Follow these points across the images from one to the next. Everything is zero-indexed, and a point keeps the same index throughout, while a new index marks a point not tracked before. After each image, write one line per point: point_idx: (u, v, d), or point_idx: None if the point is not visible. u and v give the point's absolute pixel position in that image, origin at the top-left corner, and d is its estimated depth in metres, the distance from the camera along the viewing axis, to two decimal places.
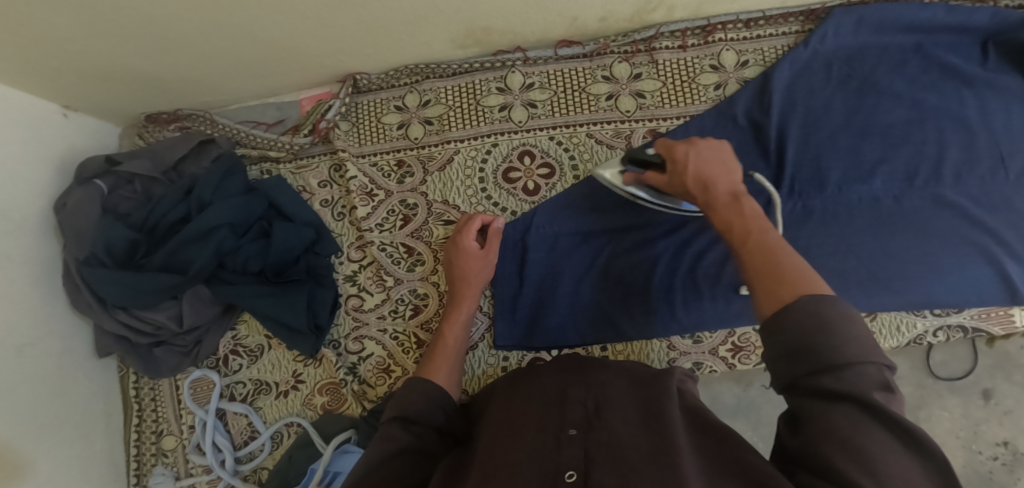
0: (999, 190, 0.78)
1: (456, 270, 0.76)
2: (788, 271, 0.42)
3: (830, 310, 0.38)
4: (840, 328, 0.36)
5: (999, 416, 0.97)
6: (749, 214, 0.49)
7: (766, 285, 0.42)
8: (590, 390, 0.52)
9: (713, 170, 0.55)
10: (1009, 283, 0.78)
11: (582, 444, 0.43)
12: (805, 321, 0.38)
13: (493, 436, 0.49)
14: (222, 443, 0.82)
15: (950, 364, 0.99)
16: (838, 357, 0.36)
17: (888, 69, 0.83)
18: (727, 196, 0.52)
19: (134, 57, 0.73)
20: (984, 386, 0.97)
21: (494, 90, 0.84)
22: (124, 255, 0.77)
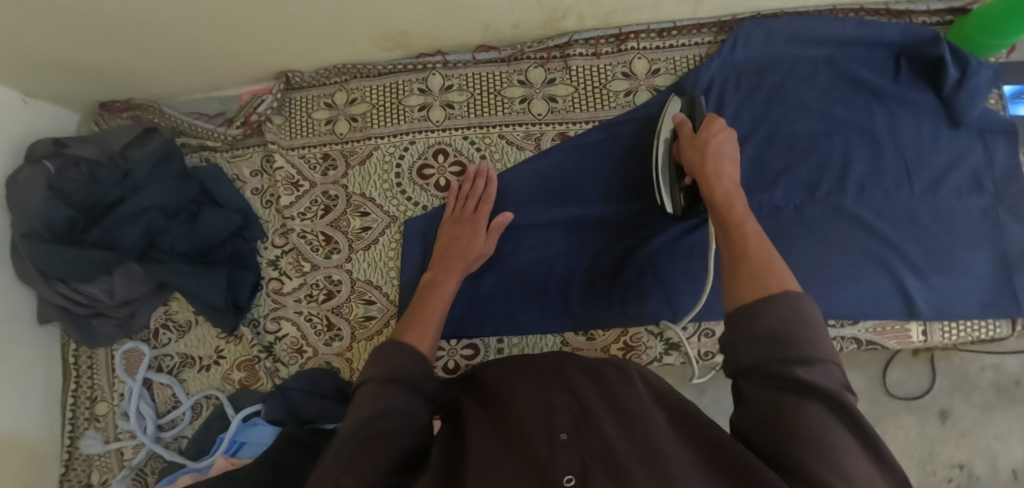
0: (903, 204, 0.79)
1: (456, 245, 0.77)
2: (766, 254, 0.48)
3: (810, 307, 0.42)
4: (802, 328, 0.41)
5: (956, 437, 0.97)
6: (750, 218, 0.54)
7: (750, 266, 0.48)
8: (572, 396, 0.48)
9: (727, 153, 0.63)
10: (907, 296, 0.78)
11: (576, 450, 0.39)
12: (789, 314, 0.41)
13: (483, 440, 0.45)
14: (145, 411, 0.88)
15: (906, 383, 1.00)
16: (815, 353, 0.39)
17: (798, 82, 0.84)
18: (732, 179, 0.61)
19: (77, 50, 0.80)
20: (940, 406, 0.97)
21: (415, 91, 0.89)
22: (63, 231, 0.83)
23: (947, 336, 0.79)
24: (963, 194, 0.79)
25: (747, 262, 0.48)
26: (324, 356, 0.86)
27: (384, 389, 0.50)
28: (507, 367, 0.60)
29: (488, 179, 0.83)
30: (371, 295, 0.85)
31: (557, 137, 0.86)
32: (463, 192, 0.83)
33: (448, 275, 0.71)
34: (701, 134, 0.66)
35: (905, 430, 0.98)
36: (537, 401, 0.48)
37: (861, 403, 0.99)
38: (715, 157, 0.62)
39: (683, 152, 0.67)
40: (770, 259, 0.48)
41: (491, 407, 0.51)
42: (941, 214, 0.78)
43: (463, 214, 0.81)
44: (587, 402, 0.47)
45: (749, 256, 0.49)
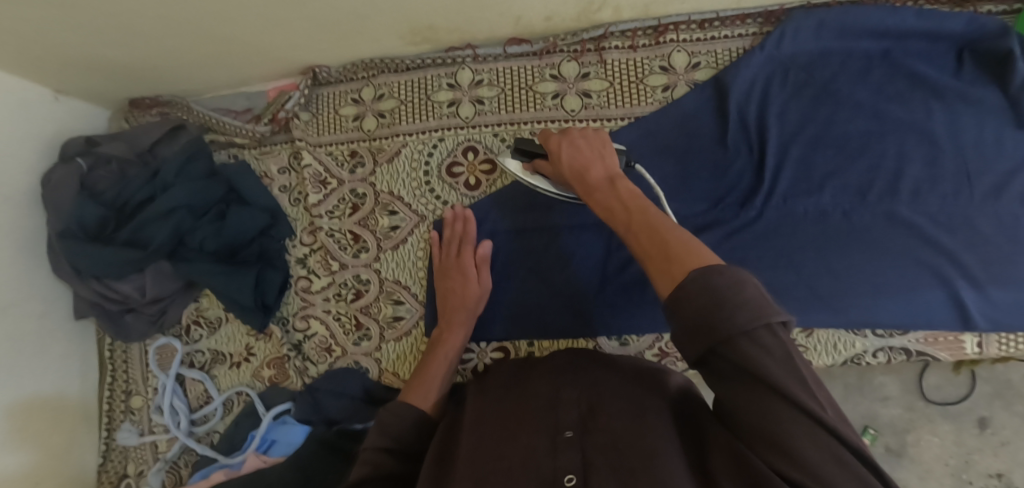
0: (963, 211, 0.75)
1: (451, 297, 0.77)
2: (662, 236, 0.44)
3: (719, 277, 0.36)
4: (730, 301, 0.34)
5: (996, 446, 0.94)
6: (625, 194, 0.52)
7: (654, 262, 0.43)
8: (583, 389, 0.53)
9: (589, 155, 0.61)
10: (963, 307, 0.74)
11: (580, 447, 0.45)
12: (704, 295, 0.36)
13: (486, 433, 0.50)
14: (178, 406, 0.89)
15: (944, 389, 0.97)
16: (740, 321, 0.34)
17: (851, 78, 0.80)
18: (600, 184, 0.57)
19: (108, 49, 0.79)
20: (980, 414, 0.95)
21: (444, 87, 0.86)
22: (95, 230, 0.84)
23: (1003, 349, 0.75)
24: None
25: (648, 257, 0.43)
26: (353, 356, 0.85)
27: (379, 456, 0.55)
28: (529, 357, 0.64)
29: (466, 219, 0.81)
30: (400, 295, 0.84)
31: None
32: (445, 238, 0.81)
33: (451, 331, 0.75)
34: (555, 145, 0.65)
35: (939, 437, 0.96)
36: (545, 397, 0.53)
37: (894, 408, 0.98)
38: (580, 164, 0.60)
39: (559, 180, 0.66)
40: (672, 236, 0.43)
41: (501, 397, 0.55)
42: (1005, 222, 0.73)
43: (449, 260, 0.79)
44: (597, 398, 0.51)
45: (657, 235, 0.44)
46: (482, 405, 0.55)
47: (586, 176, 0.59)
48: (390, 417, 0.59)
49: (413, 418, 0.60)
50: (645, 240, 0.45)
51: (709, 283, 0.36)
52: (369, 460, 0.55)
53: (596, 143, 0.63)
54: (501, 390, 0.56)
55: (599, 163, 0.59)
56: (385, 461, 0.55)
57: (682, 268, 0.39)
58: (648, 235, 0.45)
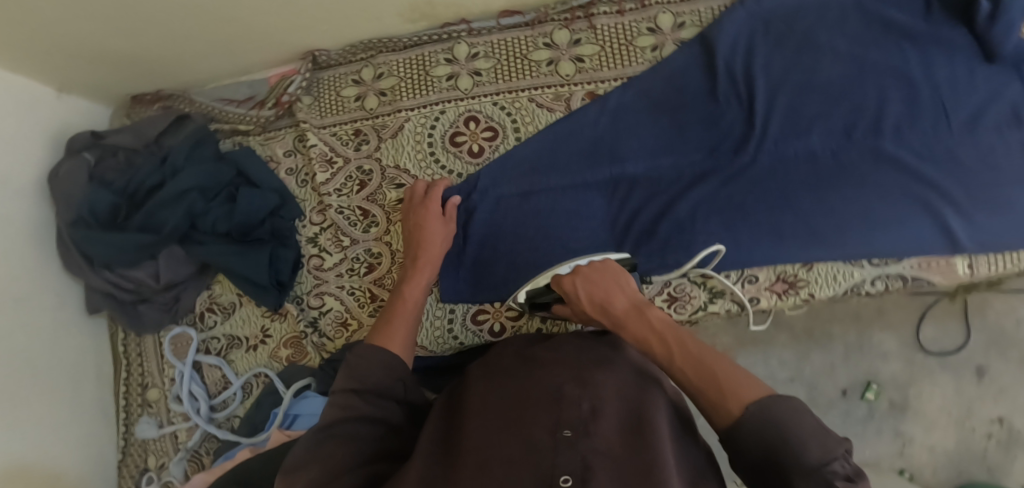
0: (943, 143, 0.78)
1: (418, 240, 0.77)
2: (714, 372, 0.46)
3: (779, 407, 0.41)
4: (796, 429, 0.39)
5: (995, 393, 1.08)
6: (656, 321, 0.54)
7: (710, 397, 0.46)
8: (584, 385, 0.50)
9: (613, 284, 0.60)
10: (950, 232, 0.78)
11: (579, 449, 0.42)
12: (777, 423, 0.40)
13: (488, 424, 0.48)
14: (197, 393, 0.90)
15: (942, 340, 1.10)
16: (817, 450, 0.38)
17: (827, 26, 0.84)
18: (627, 314, 0.56)
19: (113, 37, 0.82)
20: (977, 363, 1.08)
21: (442, 61, 0.89)
22: (108, 218, 0.86)
23: (993, 268, 0.79)
24: (1003, 130, 0.78)
25: (707, 394, 0.46)
26: (370, 328, 0.86)
27: (350, 400, 0.52)
28: (529, 346, 0.63)
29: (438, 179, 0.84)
30: None
31: (587, 96, 0.86)
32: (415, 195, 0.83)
33: (418, 271, 0.72)
34: (576, 276, 0.63)
35: (940, 389, 1.10)
36: (547, 391, 0.50)
37: (895, 363, 1.11)
38: (601, 296, 0.60)
39: (580, 317, 0.65)
40: (725, 375, 0.46)
41: (500, 390, 0.53)
42: (983, 152, 0.77)
43: (419, 212, 0.81)
44: (598, 396, 0.49)
45: (702, 364, 0.48)
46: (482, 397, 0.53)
47: (611, 309, 0.58)
48: (370, 360, 0.54)
49: (383, 362, 0.55)
50: (693, 373, 0.48)
51: (777, 412, 0.41)
52: (341, 405, 0.51)
53: (609, 273, 0.63)
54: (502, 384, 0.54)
55: (622, 294, 0.59)
56: (359, 406, 0.51)
57: (735, 403, 0.43)
58: (696, 369, 0.48)
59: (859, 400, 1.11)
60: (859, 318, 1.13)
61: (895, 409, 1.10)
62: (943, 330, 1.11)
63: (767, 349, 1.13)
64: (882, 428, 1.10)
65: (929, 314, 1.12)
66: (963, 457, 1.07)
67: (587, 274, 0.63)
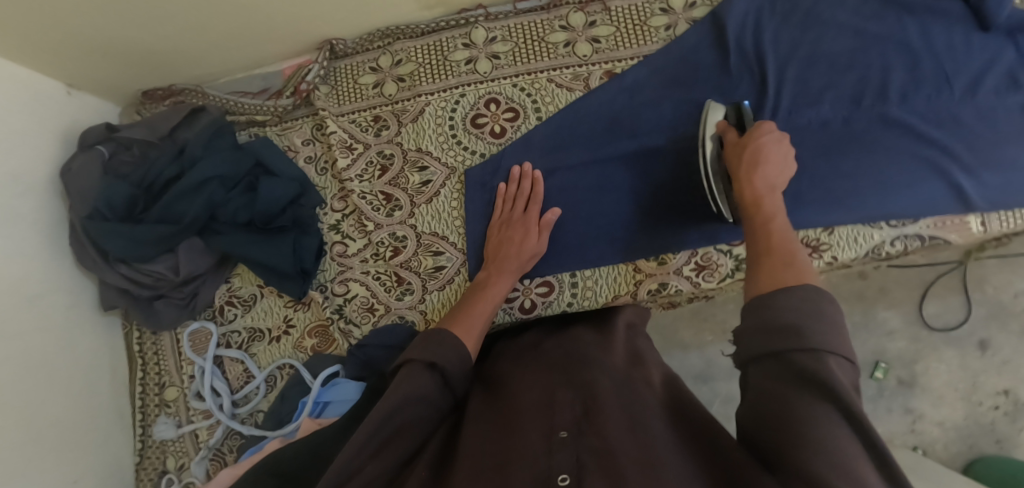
0: (946, 107, 0.83)
1: (504, 245, 0.79)
2: (790, 254, 0.51)
3: (817, 303, 0.43)
4: (812, 316, 0.42)
5: (998, 366, 1.11)
6: (770, 205, 0.59)
7: (769, 263, 0.51)
8: (575, 395, 0.55)
9: (771, 157, 0.64)
10: (961, 192, 0.82)
11: (573, 447, 0.46)
12: (802, 307, 0.42)
13: (488, 432, 0.53)
14: (220, 388, 0.87)
15: (944, 315, 1.13)
16: (821, 342, 0.40)
17: (831, 2, 0.88)
18: (765, 190, 0.61)
19: (129, 28, 0.80)
20: (980, 337, 1.11)
21: (460, 46, 0.91)
22: (125, 210, 0.84)
23: (1005, 223, 0.82)
24: (1002, 92, 0.82)
25: (769, 257, 0.52)
26: (397, 311, 0.86)
27: (416, 372, 0.57)
28: (521, 359, 0.69)
29: (534, 180, 0.83)
30: (438, 247, 0.86)
31: (604, 76, 0.88)
32: (511, 194, 0.83)
33: (500, 276, 0.76)
34: (746, 138, 0.67)
35: (946, 363, 1.13)
36: (540, 401, 0.55)
37: (902, 341, 1.14)
38: (754, 163, 0.63)
39: (719, 158, 0.71)
40: (792, 254, 0.51)
41: (493, 406, 0.58)
42: (986, 113, 0.82)
43: (515, 215, 0.82)
44: (591, 401, 0.53)
45: (772, 252, 0.53)
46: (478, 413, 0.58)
47: (755, 171, 0.62)
48: (440, 346, 0.60)
49: (449, 356, 0.60)
50: (772, 240, 0.54)
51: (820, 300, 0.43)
52: (406, 373, 0.57)
53: (785, 152, 0.66)
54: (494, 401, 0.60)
55: (762, 173, 0.62)
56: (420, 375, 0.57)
57: (795, 279, 0.47)
58: (776, 239, 0.54)
59: (869, 380, 1.14)
60: (862, 298, 1.16)
61: (903, 386, 1.14)
62: (945, 306, 1.14)
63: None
64: (892, 405, 1.13)
65: (931, 291, 1.14)
66: (972, 429, 1.10)
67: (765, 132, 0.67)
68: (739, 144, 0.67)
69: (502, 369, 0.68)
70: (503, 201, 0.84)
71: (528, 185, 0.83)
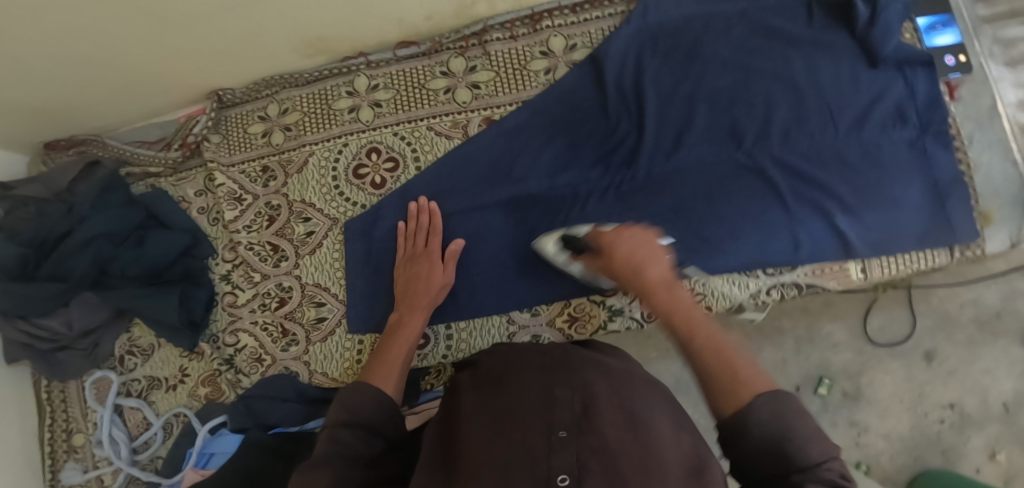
0: (828, 145, 0.80)
1: (413, 283, 0.77)
2: (726, 354, 0.47)
3: (785, 407, 0.41)
4: (796, 426, 0.39)
5: (943, 377, 1.00)
6: (687, 304, 0.54)
7: (719, 377, 0.45)
8: (575, 389, 0.51)
9: (642, 257, 0.61)
10: (841, 236, 0.79)
11: (574, 449, 0.42)
12: (776, 423, 0.40)
13: (479, 433, 0.49)
14: (118, 436, 0.90)
15: (888, 329, 1.02)
16: (805, 457, 0.38)
17: (713, 38, 0.85)
18: (659, 283, 0.58)
19: (14, 95, 0.81)
20: (925, 348, 1.00)
21: (343, 94, 0.91)
22: (16, 268, 0.85)
23: (886, 269, 0.81)
24: (887, 128, 0.80)
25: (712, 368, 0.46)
26: (283, 362, 0.87)
27: (337, 433, 0.53)
28: (520, 351, 0.63)
29: (431, 213, 0.82)
30: (321, 297, 0.87)
31: (483, 122, 0.87)
32: (411, 230, 0.82)
33: (413, 314, 0.74)
34: (608, 248, 0.66)
35: (892, 375, 1.01)
36: (540, 396, 0.51)
37: (846, 354, 1.03)
38: (636, 264, 0.61)
39: (612, 274, 0.66)
40: (732, 360, 0.46)
41: (491, 399, 0.54)
42: (869, 150, 0.79)
43: (416, 250, 0.81)
44: (590, 398, 0.50)
45: (712, 375, 0.46)
46: (477, 403, 0.54)
47: (643, 274, 0.59)
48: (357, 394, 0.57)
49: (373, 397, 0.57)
50: (712, 350, 0.48)
51: (774, 403, 0.41)
52: (327, 434, 0.53)
53: (649, 241, 0.64)
54: (490, 393, 0.55)
55: (657, 262, 0.61)
56: (343, 437, 0.52)
57: (745, 392, 0.43)
58: (715, 356, 0.47)
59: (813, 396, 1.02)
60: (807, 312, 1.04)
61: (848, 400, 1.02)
62: (890, 318, 1.02)
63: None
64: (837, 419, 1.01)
65: (875, 304, 1.03)
66: (919, 441, 0.99)
67: (625, 240, 0.65)
68: (608, 263, 0.65)
69: (502, 360, 0.63)
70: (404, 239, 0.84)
71: (427, 218, 0.82)
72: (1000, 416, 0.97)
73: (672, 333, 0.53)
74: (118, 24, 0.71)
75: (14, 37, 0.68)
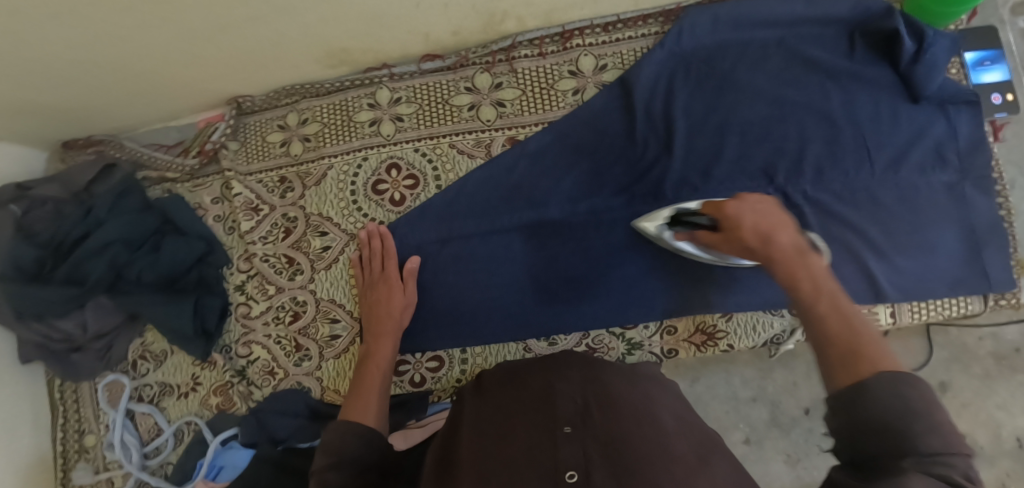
0: (864, 186, 0.78)
1: (376, 310, 0.77)
2: (852, 326, 0.43)
3: (913, 388, 0.36)
4: (924, 412, 0.35)
5: (956, 409, 0.97)
6: (819, 275, 0.49)
7: (839, 353, 0.42)
8: (576, 387, 0.53)
9: (770, 222, 0.55)
10: (873, 281, 0.77)
11: (579, 443, 0.43)
12: (905, 394, 0.36)
13: (481, 437, 0.50)
14: (129, 440, 0.91)
15: (903, 355, 1.00)
16: (931, 441, 0.34)
17: (747, 66, 0.83)
18: (791, 251, 0.52)
19: (31, 94, 0.80)
20: (939, 378, 0.98)
21: (364, 107, 0.89)
22: (34, 271, 0.85)
23: (916, 315, 0.78)
24: (926, 170, 0.77)
25: (833, 345, 0.42)
26: (295, 377, 0.87)
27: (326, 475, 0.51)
28: (520, 362, 0.65)
29: (381, 236, 0.83)
30: (335, 314, 0.86)
31: (508, 142, 0.85)
32: (365, 258, 0.83)
33: (380, 342, 0.74)
34: (725, 218, 0.59)
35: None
36: (541, 394, 0.52)
37: None
38: (764, 231, 0.54)
39: (729, 245, 0.60)
40: (858, 333, 0.42)
41: (495, 403, 0.55)
42: (905, 193, 0.77)
43: (374, 276, 0.81)
44: (592, 395, 0.51)
45: (839, 339, 0.43)
46: (479, 409, 0.56)
47: (771, 244, 0.53)
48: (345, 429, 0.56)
49: (360, 430, 0.56)
50: (838, 325, 0.44)
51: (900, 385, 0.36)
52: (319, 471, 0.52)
53: (772, 207, 0.58)
54: (494, 398, 0.57)
55: (780, 227, 0.55)
56: (331, 479, 0.50)
57: (869, 366, 0.39)
58: (842, 330, 0.43)
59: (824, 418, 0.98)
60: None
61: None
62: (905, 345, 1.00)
63: (730, 368, 1.00)
64: None
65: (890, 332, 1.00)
66: None
67: (756, 203, 0.58)
68: (730, 237, 0.58)
69: (505, 367, 0.65)
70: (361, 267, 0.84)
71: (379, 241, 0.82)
72: (1013, 451, 0.94)
73: (793, 297, 0.49)
74: (140, 32, 0.69)
75: (32, 42, 0.67)
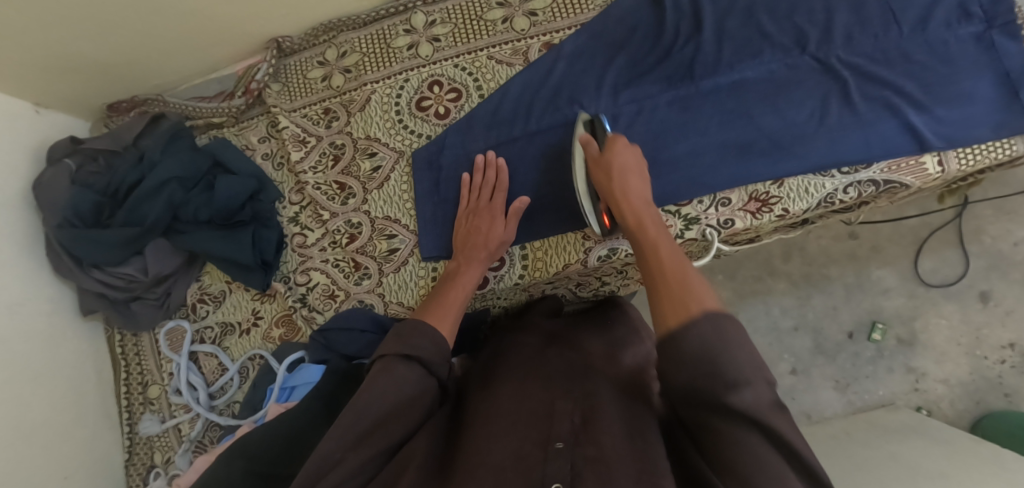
0: (896, 45, 0.78)
1: (475, 236, 0.78)
2: (684, 272, 0.50)
3: (728, 328, 0.42)
4: (734, 354, 0.40)
5: (1002, 317, 1.09)
6: (657, 229, 0.59)
7: (672, 291, 0.48)
8: (577, 402, 0.52)
9: (632, 171, 0.68)
10: (917, 131, 0.76)
11: (570, 459, 0.44)
12: (707, 344, 0.41)
13: (477, 433, 0.51)
14: (195, 381, 0.91)
15: (941, 271, 1.12)
16: (737, 373, 0.39)
17: None
18: (636, 197, 0.65)
19: (84, 43, 0.83)
20: (979, 288, 1.10)
21: (401, 33, 0.92)
22: (92, 217, 0.87)
23: (964, 164, 0.76)
24: (953, 25, 0.76)
25: (668, 285, 0.49)
26: (357, 296, 0.87)
27: (393, 365, 0.54)
28: (525, 354, 0.65)
29: (497, 168, 0.82)
30: (392, 230, 0.87)
31: (543, 48, 0.88)
32: (475, 184, 0.82)
33: (470, 265, 0.75)
34: (606, 155, 0.70)
35: (947, 319, 1.12)
36: (541, 406, 0.52)
37: (898, 298, 1.14)
38: (622, 177, 0.67)
39: (593, 177, 0.70)
40: (687, 274, 0.50)
41: (495, 402, 0.55)
42: (937, 49, 0.76)
43: (479, 203, 0.81)
44: (592, 411, 0.51)
45: (666, 277, 0.50)
46: (478, 408, 0.56)
47: (626, 189, 0.66)
48: (418, 333, 0.59)
49: (432, 336, 0.59)
50: (670, 262, 0.52)
51: (722, 322, 0.42)
52: (381, 367, 0.54)
53: (639, 165, 0.69)
54: (494, 398, 0.56)
55: (627, 176, 0.67)
56: (397, 368, 0.54)
57: (698, 305, 0.45)
58: (675, 269, 0.50)
59: (866, 342, 1.14)
60: (855, 258, 1.16)
61: (903, 346, 1.13)
62: (942, 260, 1.12)
63: None
64: (893, 365, 1.12)
65: (925, 247, 1.13)
66: (978, 385, 1.09)
67: (630, 154, 0.70)
68: (598, 166, 0.70)
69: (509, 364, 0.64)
70: (468, 192, 0.83)
71: (490, 172, 0.82)
72: None
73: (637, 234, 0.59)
74: None
75: None
